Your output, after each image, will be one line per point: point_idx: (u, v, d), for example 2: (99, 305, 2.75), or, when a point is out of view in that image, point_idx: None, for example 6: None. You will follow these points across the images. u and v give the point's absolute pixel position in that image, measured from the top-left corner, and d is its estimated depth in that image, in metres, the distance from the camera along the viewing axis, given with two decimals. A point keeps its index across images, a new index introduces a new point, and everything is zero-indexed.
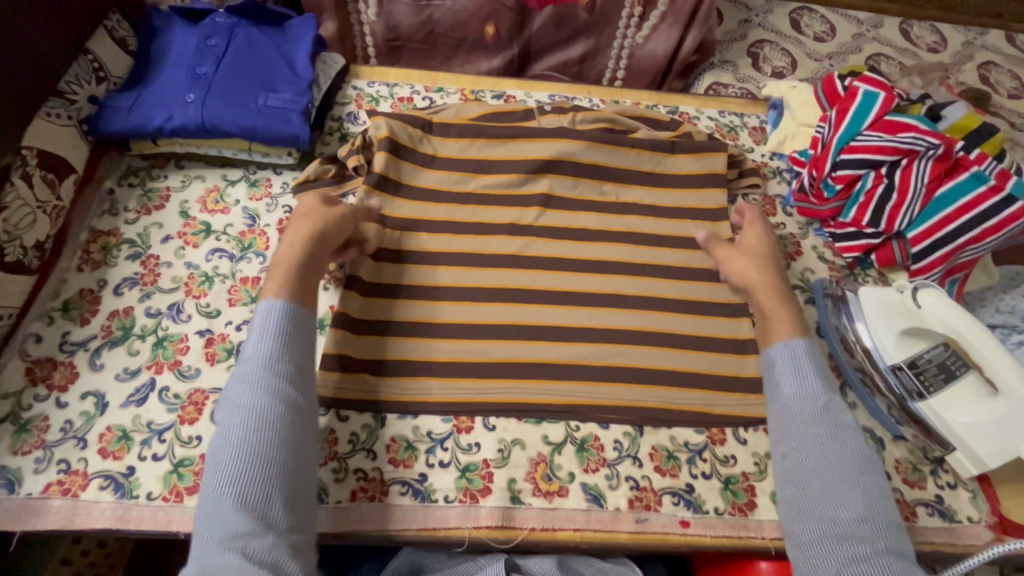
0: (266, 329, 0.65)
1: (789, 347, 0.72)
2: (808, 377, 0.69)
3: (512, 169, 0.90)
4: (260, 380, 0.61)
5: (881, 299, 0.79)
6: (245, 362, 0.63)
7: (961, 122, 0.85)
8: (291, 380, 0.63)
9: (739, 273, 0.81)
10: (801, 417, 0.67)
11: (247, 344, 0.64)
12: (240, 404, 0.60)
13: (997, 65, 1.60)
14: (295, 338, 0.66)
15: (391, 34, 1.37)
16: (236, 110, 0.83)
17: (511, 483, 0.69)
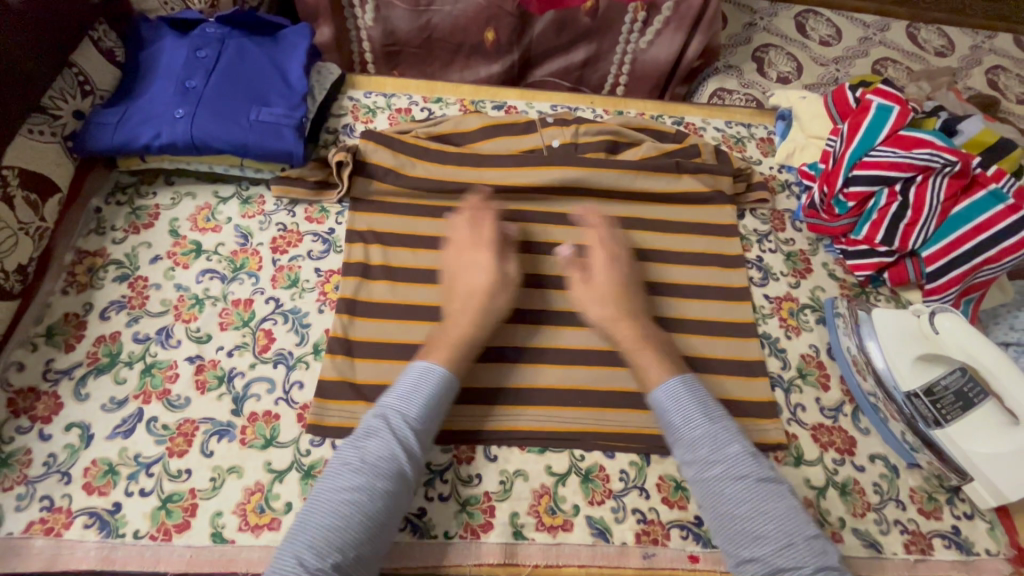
0: (425, 385, 0.64)
1: (674, 396, 0.66)
2: (688, 416, 0.65)
3: (513, 184, 0.87)
4: (397, 436, 0.61)
5: (895, 322, 0.76)
6: (397, 411, 0.62)
7: (978, 138, 0.83)
8: (423, 443, 0.62)
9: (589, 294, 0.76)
10: (721, 473, 0.61)
11: (394, 394, 0.64)
12: (365, 454, 0.59)
13: (1005, 70, 1.57)
14: (445, 403, 0.65)
15: (388, 38, 1.33)
16: (227, 126, 0.80)
17: (513, 518, 0.67)
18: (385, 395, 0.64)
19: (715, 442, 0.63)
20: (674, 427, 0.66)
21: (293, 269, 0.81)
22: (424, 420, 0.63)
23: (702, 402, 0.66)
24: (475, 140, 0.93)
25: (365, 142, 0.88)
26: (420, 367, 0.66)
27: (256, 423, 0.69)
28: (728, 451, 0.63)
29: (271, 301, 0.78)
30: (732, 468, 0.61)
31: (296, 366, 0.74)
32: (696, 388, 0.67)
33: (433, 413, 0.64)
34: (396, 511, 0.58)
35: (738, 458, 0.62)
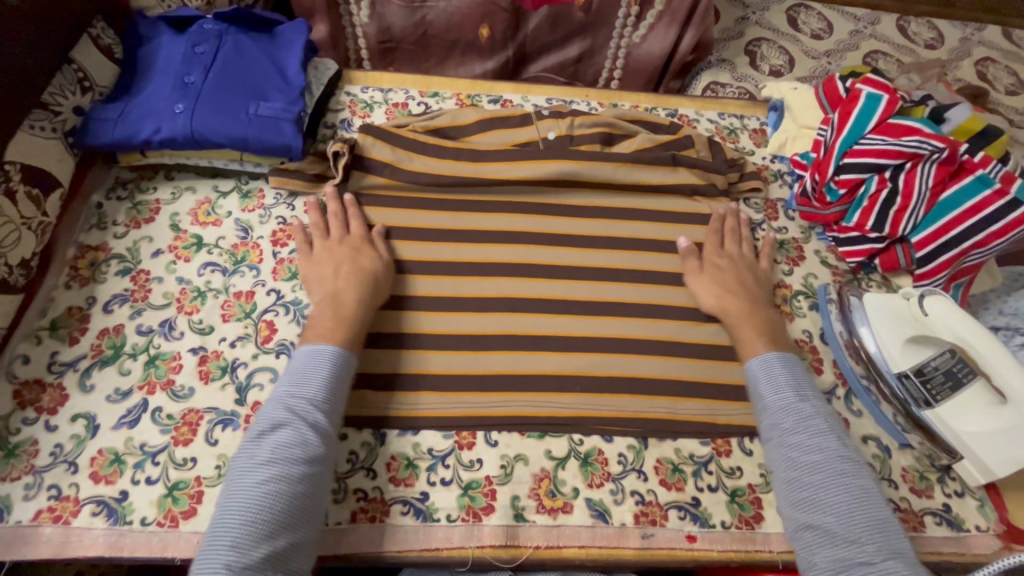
0: (320, 367, 0.65)
1: (768, 371, 0.71)
2: (784, 387, 0.69)
3: (510, 176, 0.89)
4: (307, 420, 0.62)
5: (885, 306, 0.79)
6: (298, 396, 0.63)
7: (966, 125, 0.85)
8: (329, 424, 0.63)
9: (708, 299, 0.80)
10: (790, 442, 0.65)
11: (286, 379, 0.65)
12: (275, 440, 0.59)
13: (994, 62, 1.59)
14: (345, 382, 0.67)
15: (383, 35, 1.34)
16: (226, 120, 0.81)
17: (514, 501, 0.68)
18: (281, 382, 0.65)
19: (801, 416, 0.67)
20: (761, 395, 0.70)
21: (293, 261, 0.82)
22: (327, 401, 0.64)
23: (795, 378, 0.70)
24: (471, 133, 0.94)
25: (364, 137, 0.89)
26: (307, 350, 0.67)
27: (259, 412, 0.70)
28: (814, 425, 0.66)
29: (272, 293, 0.79)
30: (810, 441, 0.64)
31: None
32: (793, 365, 0.72)
33: (332, 392, 0.65)
34: (318, 493, 0.60)
35: (824, 431, 0.65)
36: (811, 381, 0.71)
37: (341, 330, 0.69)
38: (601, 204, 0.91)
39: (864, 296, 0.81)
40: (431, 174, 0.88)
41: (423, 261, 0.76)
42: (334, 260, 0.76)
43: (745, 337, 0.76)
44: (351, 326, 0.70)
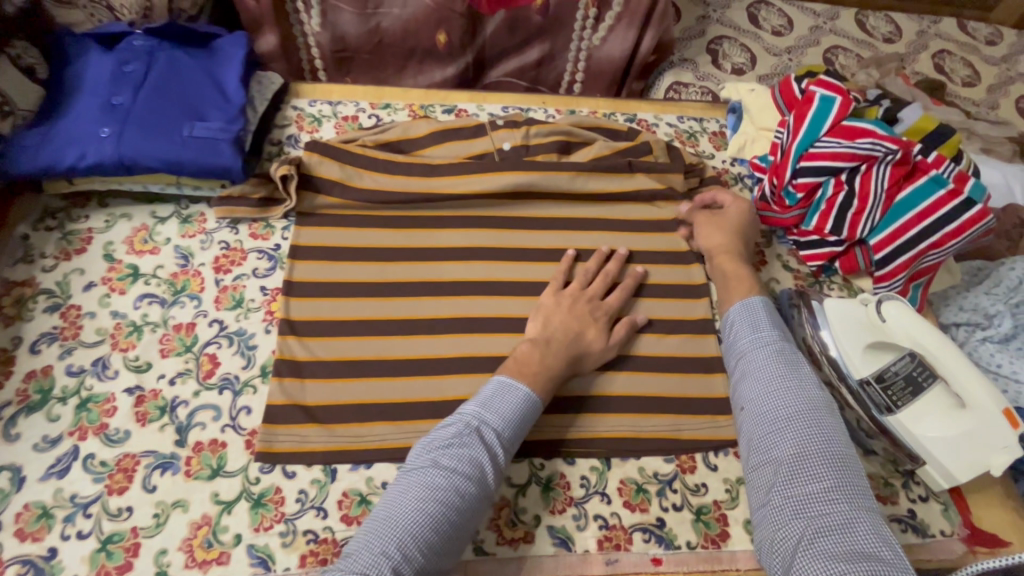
0: (516, 397, 0.65)
1: (752, 311, 0.74)
2: (766, 328, 0.72)
3: (465, 190, 0.86)
4: (482, 444, 0.61)
5: (843, 311, 0.77)
6: (488, 423, 0.62)
7: (918, 125, 0.85)
8: (501, 458, 0.62)
9: (711, 240, 0.83)
10: (762, 380, 0.67)
11: (475, 400, 0.64)
12: (452, 454, 0.59)
13: (951, 54, 1.60)
14: (529, 420, 0.65)
15: (337, 44, 1.30)
16: (157, 143, 0.76)
17: (473, 533, 0.65)
18: (471, 401, 0.65)
19: (776, 357, 0.68)
20: (738, 334, 0.73)
21: (237, 288, 0.78)
22: (506, 433, 0.63)
23: (772, 322, 0.72)
24: (424, 146, 0.91)
25: (309, 154, 0.85)
26: (504, 379, 0.66)
27: (201, 453, 0.67)
28: (800, 368, 0.67)
29: (215, 324, 0.75)
30: (783, 379, 0.66)
31: (242, 391, 0.71)
32: (768, 309, 0.74)
33: (517, 426, 0.64)
34: (467, 519, 0.58)
35: (794, 371, 0.67)
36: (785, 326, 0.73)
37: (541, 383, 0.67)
38: (560, 216, 0.89)
39: (825, 300, 0.79)
40: (383, 192, 0.85)
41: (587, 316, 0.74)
42: (579, 321, 0.74)
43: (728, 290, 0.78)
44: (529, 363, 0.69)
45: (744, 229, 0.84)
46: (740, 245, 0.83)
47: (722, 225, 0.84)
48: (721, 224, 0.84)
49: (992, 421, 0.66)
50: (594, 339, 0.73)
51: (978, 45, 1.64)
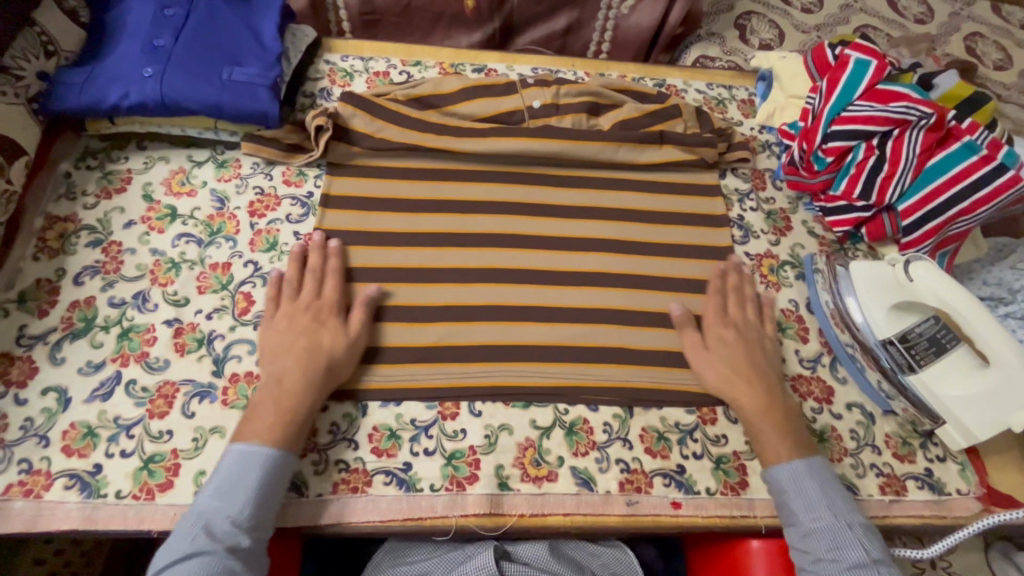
0: (250, 473, 0.59)
1: (796, 479, 0.65)
2: (817, 504, 0.63)
3: (495, 144, 0.86)
4: (226, 545, 0.55)
5: (880, 275, 0.77)
6: (219, 515, 0.57)
7: (954, 92, 0.84)
8: (255, 545, 0.57)
9: (716, 382, 0.72)
10: (830, 571, 0.59)
11: (207, 491, 0.58)
12: (190, 571, 0.53)
13: (983, 37, 1.57)
14: (275, 492, 0.60)
15: (366, 7, 1.31)
16: (198, 85, 0.78)
17: (498, 469, 0.67)
18: (205, 493, 0.59)
19: (840, 537, 0.61)
20: (787, 506, 0.64)
21: (271, 232, 0.80)
22: (254, 517, 0.58)
23: (826, 493, 0.64)
24: (454, 102, 0.91)
25: (344, 106, 0.86)
26: (239, 449, 0.60)
27: (238, 384, 0.69)
28: (848, 552, 0.60)
29: (250, 265, 0.77)
30: (849, 570, 0.59)
31: None
32: (819, 473, 0.65)
33: (259, 508, 0.58)
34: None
35: (861, 562, 0.59)
36: (842, 493, 0.65)
37: (283, 430, 0.62)
38: (588, 174, 0.89)
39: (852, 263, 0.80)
40: (414, 145, 0.86)
41: (329, 331, 0.69)
42: (299, 333, 0.68)
43: (767, 439, 0.68)
44: (270, 417, 0.62)
45: (755, 352, 0.74)
46: (766, 367, 0.73)
47: (716, 354, 0.74)
48: (739, 349, 0.74)
49: (1016, 380, 0.66)
50: (331, 343, 0.68)
51: (1012, 29, 1.61)
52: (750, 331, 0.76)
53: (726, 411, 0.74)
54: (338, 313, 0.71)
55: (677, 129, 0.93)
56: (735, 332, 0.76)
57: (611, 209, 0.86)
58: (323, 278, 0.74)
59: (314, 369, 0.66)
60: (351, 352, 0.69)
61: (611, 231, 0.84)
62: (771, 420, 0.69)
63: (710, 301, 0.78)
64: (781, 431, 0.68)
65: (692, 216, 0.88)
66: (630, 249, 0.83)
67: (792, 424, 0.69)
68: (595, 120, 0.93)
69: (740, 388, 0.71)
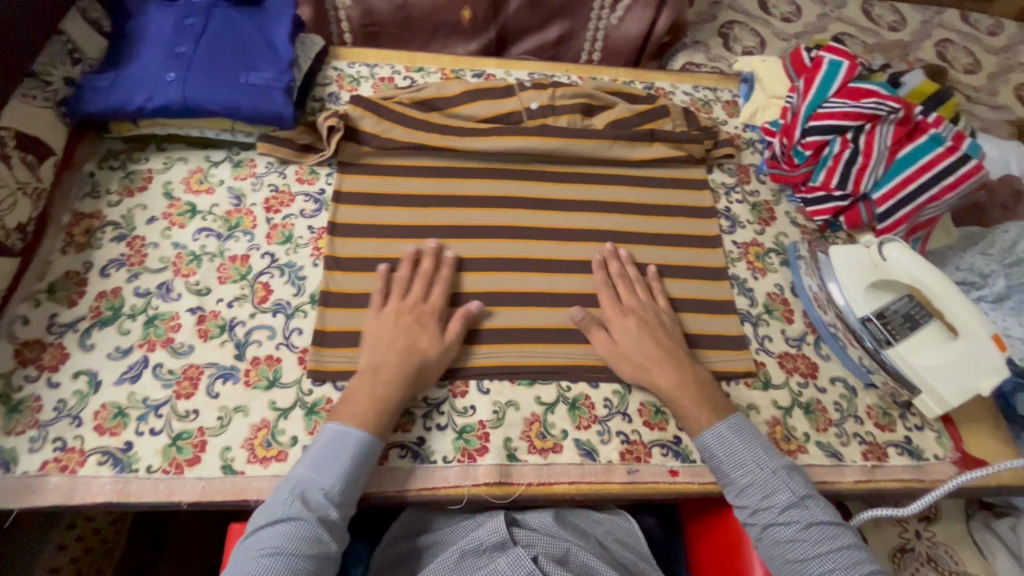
0: (343, 452, 0.63)
1: (723, 442, 0.69)
2: (744, 459, 0.68)
3: (496, 142, 0.91)
4: (318, 515, 0.61)
5: (848, 257, 0.83)
6: (310, 486, 0.62)
7: (920, 90, 0.92)
8: (340, 516, 0.62)
9: (624, 367, 0.75)
10: (768, 518, 0.65)
11: (303, 464, 0.63)
12: (281, 538, 0.58)
13: (953, 43, 1.66)
14: (362, 467, 0.64)
15: (368, 18, 1.37)
16: (217, 88, 0.83)
17: (507, 442, 0.72)
18: (301, 464, 0.64)
19: (771, 483, 0.67)
20: (720, 468, 0.69)
21: (287, 226, 0.85)
22: (343, 491, 0.63)
23: (748, 445, 0.69)
24: (457, 104, 0.97)
25: (353, 108, 0.91)
26: (334, 429, 0.65)
27: (259, 366, 0.73)
28: (778, 495, 0.66)
29: (267, 256, 0.82)
30: (783, 514, 0.65)
31: (294, 314, 0.77)
32: (743, 429, 0.70)
33: (349, 481, 0.63)
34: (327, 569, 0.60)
35: (790, 503, 0.65)
36: (762, 439, 0.70)
37: (374, 418, 0.66)
38: (584, 170, 0.95)
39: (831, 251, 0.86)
40: (420, 144, 0.91)
41: (427, 334, 0.72)
42: (404, 333, 0.72)
43: (687, 412, 0.72)
44: (360, 405, 0.67)
45: (655, 331, 0.77)
46: (674, 347, 0.76)
47: (619, 342, 0.76)
48: (642, 333, 0.76)
49: (980, 348, 0.72)
50: (428, 346, 0.71)
51: (980, 35, 1.70)
52: (648, 312, 0.79)
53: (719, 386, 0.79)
54: (440, 318, 0.75)
55: (667, 127, 0.99)
56: (645, 315, 0.78)
57: (606, 202, 0.92)
58: (431, 284, 0.78)
59: (406, 367, 0.69)
60: (444, 357, 0.72)
61: (606, 222, 0.90)
62: (685, 394, 0.72)
63: (601, 288, 0.81)
64: (699, 405, 0.72)
65: (683, 208, 0.93)
66: (625, 239, 0.88)
67: (710, 394, 0.73)
68: (590, 120, 0.98)
69: (657, 375, 0.73)
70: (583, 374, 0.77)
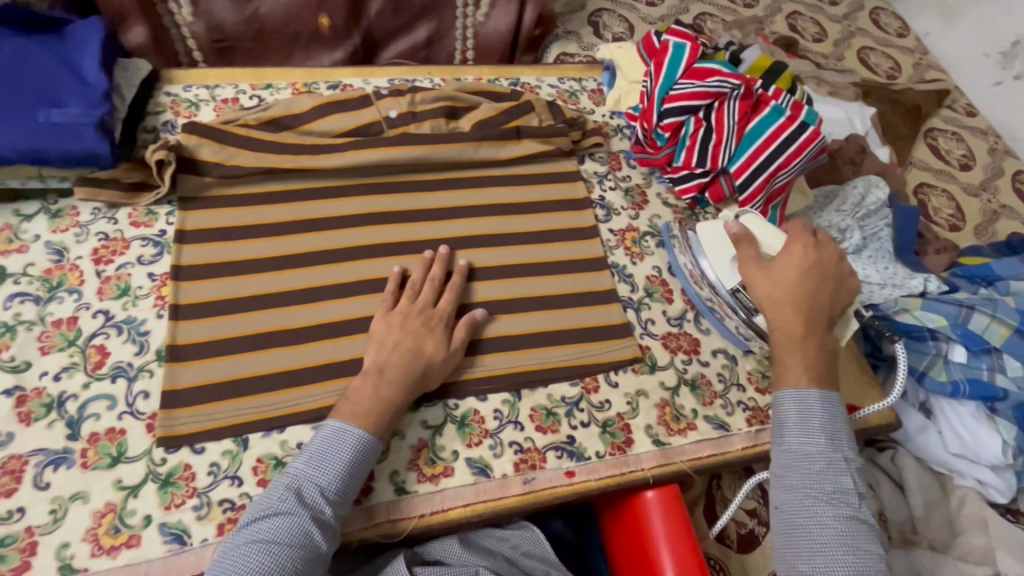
0: (342, 452, 0.62)
1: (800, 402, 0.71)
2: (811, 427, 0.69)
3: (354, 157, 0.86)
4: (314, 510, 0.59)
5: (711, 233, 0.86)
6: (312, 485, 0.60)
7: (758, 63, 0.96)
8: (333, 519, 0.60)
9: (767, 300, 0.75)
10: (807, 486, 0.66)
11: (306, 460, 0.61)
12: (270, 530, 0.56)
13: (801, 15, 1.78)
14: (361, 473, 0.63)
15: (215, 34, 1.26)
16: (10, 132, 0.73)
17: (394, 475, 0.68)
18: (297, 459, 0.62)
19: (836, 463, 0.67)
20: (789, 429, 0.70)
21: (122, 277, 0.75)
22: (340, 492, 0.61)
23: (830, 423, 0.69)
24: (309, 121, 0.91)
25: (187, 137, 0.82)
26: (336, 425, 0.63)
27: (98, 443, 0.64)
28: (831, 473, 0.66)
29: (100, 315, 0.72)
30: (835, 493, 0.65)
31: (138, 376, 0.69)
32: (835, 408, 0.70)
33: (347, 483, 0.61)
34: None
35: (847, 488, 0.66)
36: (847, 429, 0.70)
37: (376, 416, 0.65)
38: (453, 176, 0.92)
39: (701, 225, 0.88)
40: (270, 169, 0.84)
41: (434, 338, 0.71)
42: (414, 336, 0.70)
43: (789, 363, 0.73)
44: (364, 404, 0.65)
45: (829, 281, 0.76)
46: (819, 296, 0.75)
47: (778, 275, 0.76)
48: (798, 276, 0.75)
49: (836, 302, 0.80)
50: (434, 350, 0.70)
51: (824, 6, 1.83)
52: (822, 259, 0.76)
53: (607, 377, 0.79)
54: (447, 324, 0.73)
55: (533, 123, 0.98)
56: (839, 268, 0.77)
57: (478, 206, 0.89)
58: (439, 291, 0.77)
59: (415, 369, 0.68)
60: (450, 362, 0.72)
61: (480, 226, 0.87)
62: (800, 344, 0.73)
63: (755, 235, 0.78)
64: (808, 360, 0.73)
65: (557, 202, 0.93)
66: (502, 241, 0.87)
67: (819, 358, 0.73)
68: (455, 123, 0.95)
69: (786, 315, 0.74)
70: (469, 389, 0.74)
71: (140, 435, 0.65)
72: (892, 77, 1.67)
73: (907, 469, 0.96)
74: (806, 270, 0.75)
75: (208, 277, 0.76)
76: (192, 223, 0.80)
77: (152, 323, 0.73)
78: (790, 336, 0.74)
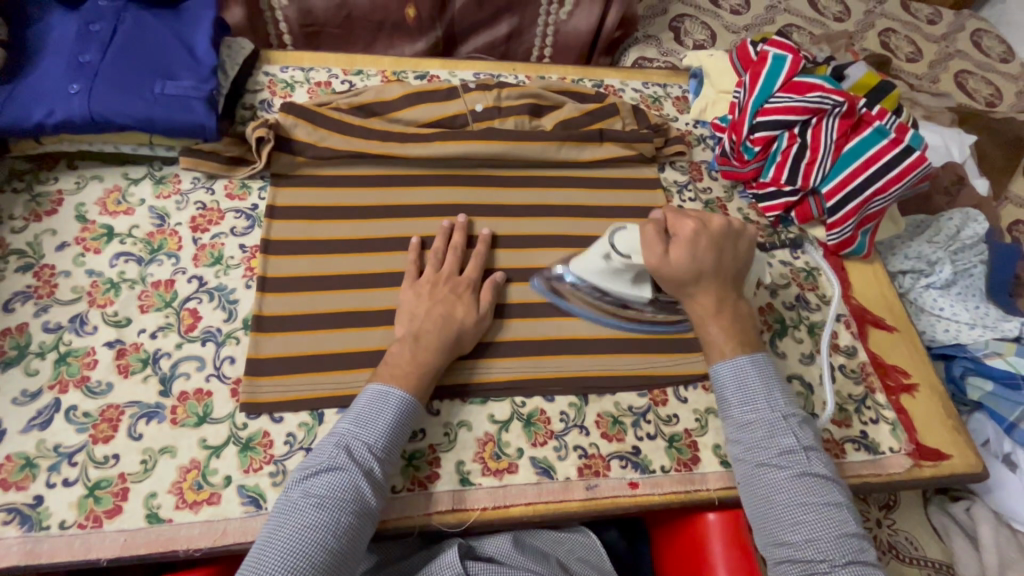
0: (386, 408, 0.62)
1: (735, 373, 0.67)
2: (750, 398, 0.66)
3: (439, 149, 0.87)
4: (362, 468, 0.58)
5: (583, 268, 0.76)
6: (358, 439, 0.60)
7: (863, 81, 0.93)
8: (384, 474, 0.60)
9: (669, 284, 0.70)
10: (765, 456, 0.63)
11: (350, 419, 0.61)
12: (326, 485, 0.56)
13: (895, 32, 1.69)
14: (406, 430, 0.63)
15: (306, 18, 1.30)
16: (130, 101, 0.77)
17: (459, 465, 0.68)
18: (342, 421, 0.62)
19: (779, 428, 0.64)
20: (727, 403, 0.67)
21: (216, 246, 0.79)
22: (387, 448, 0.61)
23: (765, 386, 0.66)
24: (397, 108, 0.92)
25: (285, 116, 0.85)
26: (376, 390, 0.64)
27: (187, 402, 0.67)
28: (782, 439, 0.63)
29: (194, 280, 0.76)
30: (780, 456, 0.62)
31: (226, 342, 0.72)
32: (764, 368, 0.67)
33: (393, 439, 0.61)
34: (364, 540, 0.57)
35: (792, 449, 0.62)
36: (783, 387, 0.67)
37: (417, 377, 0.65)
38: (532, 174, 0.91)
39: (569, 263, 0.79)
40: (358, 154, 0.86)
41: (464, 304, 0.72)
42: (443, 303, 0.71)
43: (712, 339, 0.70)
44: (402, 367, 0.65)
45: (727, 254, 0.71)
46: (733, 272, 0.71)
47: (671, 263, 0.69)
48: (696, 260, 0.68)
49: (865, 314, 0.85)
50: (465, 316, 0.71)
51: (921, 24, 1.73)
52: (695, 245, 0.69)
53: (677, 391, 0.77)
54: (474, 289, 0.74)
55: (616, 126, 0.97)
56: (732, 232, 0.72)
57: (555, 206, 0.89)
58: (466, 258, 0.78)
59: (446, 337, 0.68)
60: (480, 328, 0.72)
61: (557, 227, 0.87)
62: (723, 318, 0.70)
63: (693, 223, 0.70)
64: (737, 334, 0.69)
65: (635, 209, 0.91)
66: (578, 244, 0.86)
67: (746, 329, 0.70)
68: (537, 122, 0.95)
69: (701, 295, 0.70)
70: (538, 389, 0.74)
71: (225, 399, 0.68)
72: (991, 105, 1.58)
73: (982, 522, 0.89)
74: (712, 254, 0.70)
75: (294, 254, 0.79)
76: (282, 200, 0.82)
77: (241, 293, 0.76)
78: (714, 313, 0.70)
